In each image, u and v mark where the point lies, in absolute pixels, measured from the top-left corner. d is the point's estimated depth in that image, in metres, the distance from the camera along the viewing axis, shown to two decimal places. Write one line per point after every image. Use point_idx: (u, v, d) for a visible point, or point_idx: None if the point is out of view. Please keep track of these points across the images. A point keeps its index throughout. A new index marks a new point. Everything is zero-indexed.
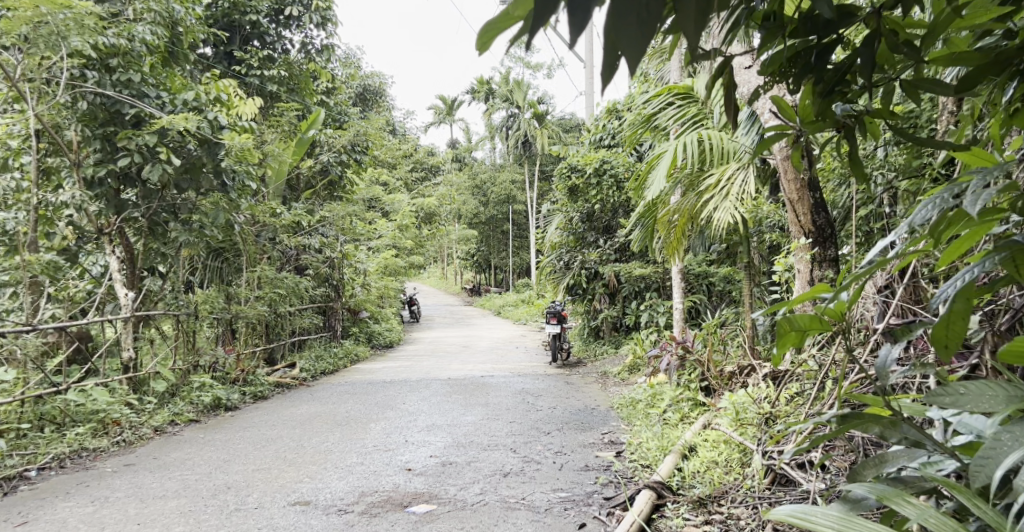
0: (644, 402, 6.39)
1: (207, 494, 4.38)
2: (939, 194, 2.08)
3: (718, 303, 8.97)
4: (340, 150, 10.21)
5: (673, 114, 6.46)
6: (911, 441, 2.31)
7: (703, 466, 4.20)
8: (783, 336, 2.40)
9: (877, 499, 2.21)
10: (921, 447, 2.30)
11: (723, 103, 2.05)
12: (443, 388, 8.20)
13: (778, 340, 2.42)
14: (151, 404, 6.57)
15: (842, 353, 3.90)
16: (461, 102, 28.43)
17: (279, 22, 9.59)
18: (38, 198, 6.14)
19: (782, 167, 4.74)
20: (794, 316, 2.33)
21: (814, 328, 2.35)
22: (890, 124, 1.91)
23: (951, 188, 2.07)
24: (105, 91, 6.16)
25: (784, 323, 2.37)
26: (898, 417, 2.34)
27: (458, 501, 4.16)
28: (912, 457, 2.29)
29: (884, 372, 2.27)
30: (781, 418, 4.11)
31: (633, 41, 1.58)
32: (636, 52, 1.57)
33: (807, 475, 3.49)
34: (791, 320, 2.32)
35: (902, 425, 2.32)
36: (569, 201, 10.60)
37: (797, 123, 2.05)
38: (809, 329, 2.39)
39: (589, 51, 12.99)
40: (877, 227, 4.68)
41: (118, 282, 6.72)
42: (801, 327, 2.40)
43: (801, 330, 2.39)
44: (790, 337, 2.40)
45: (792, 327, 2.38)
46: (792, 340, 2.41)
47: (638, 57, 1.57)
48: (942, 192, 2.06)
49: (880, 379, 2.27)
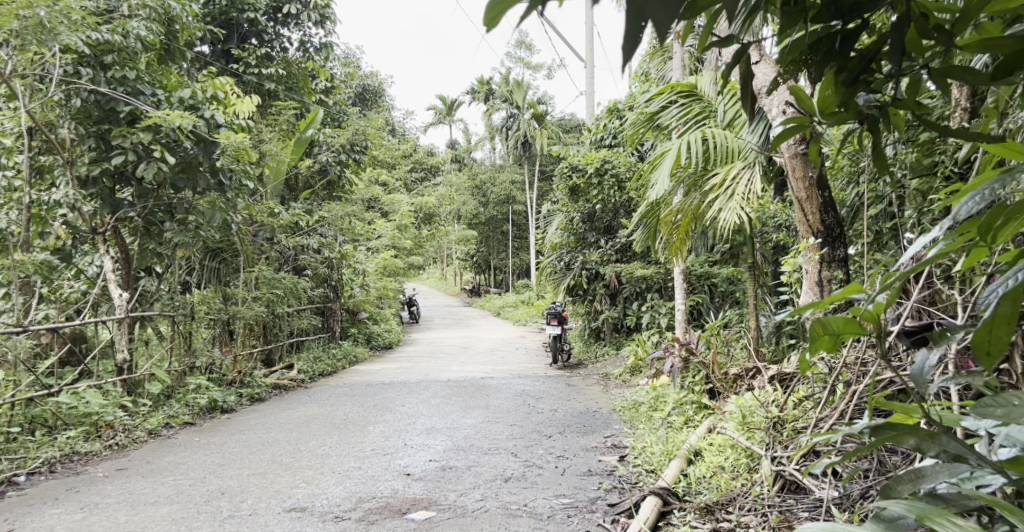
0: (646, 404, 6.29)
1: (201, 500, 4.27)
2: (985, 189, 1.95)
3: (720, 304, 8.88)
4: (338, 150, 10.11)
5: (676, 113, 6.34)
6: (950, 454, 2.15)
7: (709, 472, 4.09)
8: (815, 340, 2.23)
9: (915, 518, 2.08)
10: (961, 460, 2.15)
11: (740, 94, 1.94)
12: (442, 390, 8.09)
13: (810, 346, 2.24)
14: (145, 406, 6.46)
15: (853, 356, 3.81)
16: (461, 102, 28.32)
17: (277, 20, 9.49)
18: (30, 197, 6.03)
19: (791, 165, 4.63)
20: (828, 320, 2.16)
21: (848, 332, 2.18)
22: (917, 115, 1.79)
23: (998, 183, 1.94)
24: (99, 88, 6.06)
25: (817, 326, 2.19)
26: (937, 428, 2.17)
27: (458, 508, 4.06)
28: (953, 474, 2.16)
29: (922, 381, 2.12)
30: (789, 423, 4.04)
31: (660, 5, 1.53)
32: (663, 14, 1.52)
33: (818, 482, 3.42)
34: (824, 324, 2.14)
35: (942, 438, 2.15)
36: (569, 201, 10.50)
37: (817, 115, 1.93)
38: (842, 332, 2.22)
39: (589, 50, 12.91)
40: (887, 226, 4.58)
41: (112, 282, 6.59)
42: (836, 331, 2.22)
43: (834, 333, 2.22)
44: (823, 342, 2.23)
45: (826, 331, 2.21)
46: (825, 343, 2.25)
47: (667, 19, 1.51)
48: (988, 186, 1.94)
49: (919, 388, 2.11)
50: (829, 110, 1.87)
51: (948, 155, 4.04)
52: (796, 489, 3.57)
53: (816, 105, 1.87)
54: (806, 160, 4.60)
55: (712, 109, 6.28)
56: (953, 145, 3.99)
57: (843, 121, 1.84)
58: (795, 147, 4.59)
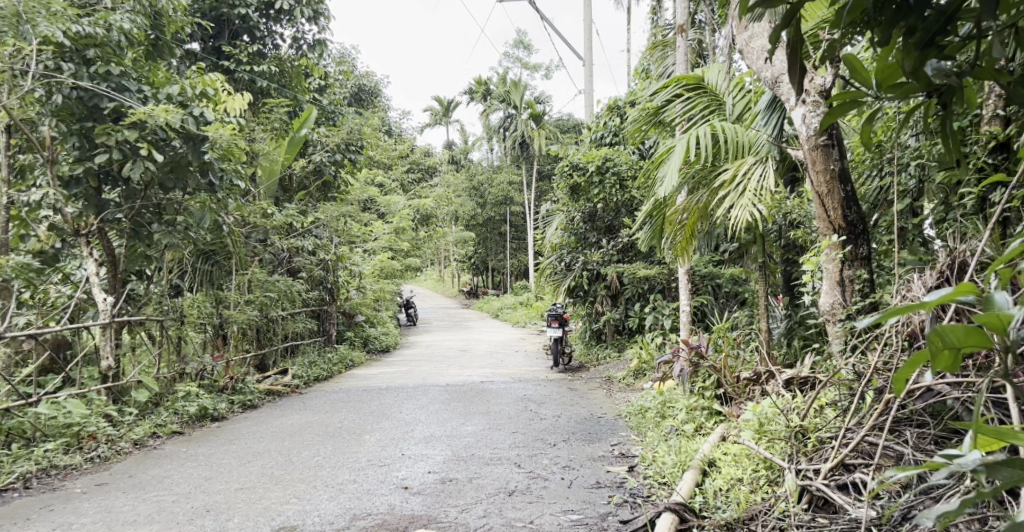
0: (654, 410, 6.01)
1: (183, 519, 4.03)
2: None
3: (725, 305, 8.59)
4: (333, 149, 9.84)
5: (681, 109, 6.03)
6: None
7: (727, 485, 3.84)
8: (934, 357, 1.87)
9: None
10: None
11: (793, 64, 2.02)
12: (441, 395, 7.82)
13: (925, 362, 1.88)
14: (131, 415, 6.20)
15: (883, 361, 3.59)
16: (459, 101, 27.93)
17: (269, 16, 9.18)
18: (9, 197, 5.84)
19: (811, 157, 4.39)
20: (945, 327, 1.81)
21: (974, 342, 1.82)
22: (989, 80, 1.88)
23: None
24: (81, 83, 5.75)
25: (934, 335, 1.85)
26: None
27: (460, 525, 3.81)
28: None
29: None
30: (812, 432, 3.79)
31: None
32: None
33: (850, 498, 3.22)
34: (943, 330, 1.79)
35: None
36: (570, 200, 10.23)
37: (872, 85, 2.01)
38: (965, 347, 1.86)
39: (589, 49, 12.68)
40: (912, 222, 4.32)
41: (95, 286, 6.32)
42: (955, 344, 1.86)
43: (955, 348, 1.86)
44: (942, 359, 1.87)
45: (944, 344, 1.86)
46: (945, 362, 1.88)
47: None
48: None
49: None
50: (890, 82, 1.99)
51: (980, 145, 3.81)
52: (824, 505, 3.38)
53: (876, 75, 1.99)
54: (827, 152, 4.36)
55: (721, 101, 6.02)
56: (985, 134, 3.76)
57: (909, 91, 1.97)
58: (815, 138, 4.34)
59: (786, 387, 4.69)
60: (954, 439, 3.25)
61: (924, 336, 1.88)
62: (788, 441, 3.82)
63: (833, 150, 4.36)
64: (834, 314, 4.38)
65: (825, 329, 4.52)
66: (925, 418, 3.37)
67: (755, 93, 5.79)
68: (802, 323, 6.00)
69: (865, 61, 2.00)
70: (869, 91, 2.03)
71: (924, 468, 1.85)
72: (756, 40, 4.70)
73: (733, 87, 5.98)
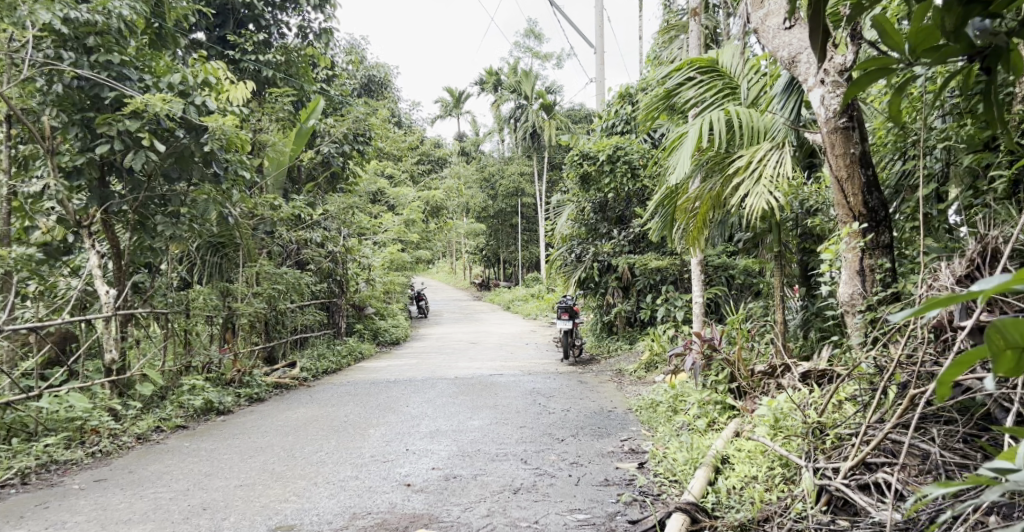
0: (666, 404, 5.85)
1: (179, 518, 3.95)
2: None
3: (739, 296, 8.41)
4: (341, 140, 9.63)
5: (694, 91, 5.83)
6: None
7: (741, 483, 3.70)
8: (996, 359, 1.76)
9: None
10: None
11: (819, 28, 1.97)
12: (450, 388, 7.69)
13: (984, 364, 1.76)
14: (134, 409, 6.09)
15: (907, 355, 3.43)
16: (470, 91, 27.69)
17: (274, 5, 9.03)
18: (10, 188, 5.72)
19: (829, 141, 4.21)
20: (1006, 321, 1.71)
21: None
22: None
23: None
24: (80, 72, 5.61)
25: (993, 332, 1.74)
26: None
27: (461, 526, 3.68)
28: None
29: None
30: (830, 428, 3.63)
31: None
32: None
33: (871, 500, 3.09)
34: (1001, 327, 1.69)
35: None
36: (581, 190, 10.05)
37: (904, 50, 1.98)
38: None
39: (599, 37, 12.48)
40: (938, 208, 4.13)
41: (98, 278, 6.11)
42: (1018, 341, 1.75)
43: (1017, 347, 1.75)
44: (1004, 361, 1.75)
45: (1005, 342, 1.75)
46: (1006, 365, 1.76)
47: None
48: None
49: None
50: (925, 47, 1.98)
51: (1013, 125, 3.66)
52: (844, 506, 3.24)
53: (910, 39, 1.96)
54: (847, 135, 4.17)
55: (735, 86, 5.83)
56: (1019, 114, 3.60)
57: (944, 55, 1.94)
58: (834, 120, 4.16)
59: (803, 380, 4.53)
60: (984, 437, 3.11)
61: (985, 334, 1.77)
62: (804, 438, 3.66)
63: (853, 133, 4.17)
64: (854, 305, 4.20)
65: (845, 320, 4.34)
66: (952, 414, 3.19)
67: (771, 76, 5.59)
68: (819, 315, 5.84)
69: (898, 26, 1.97)
70: (900, 57, 1.99)
71: (971, 483, 1.75)
72: (772, 18, 4.50)
73: (748, 71, 5.78)
